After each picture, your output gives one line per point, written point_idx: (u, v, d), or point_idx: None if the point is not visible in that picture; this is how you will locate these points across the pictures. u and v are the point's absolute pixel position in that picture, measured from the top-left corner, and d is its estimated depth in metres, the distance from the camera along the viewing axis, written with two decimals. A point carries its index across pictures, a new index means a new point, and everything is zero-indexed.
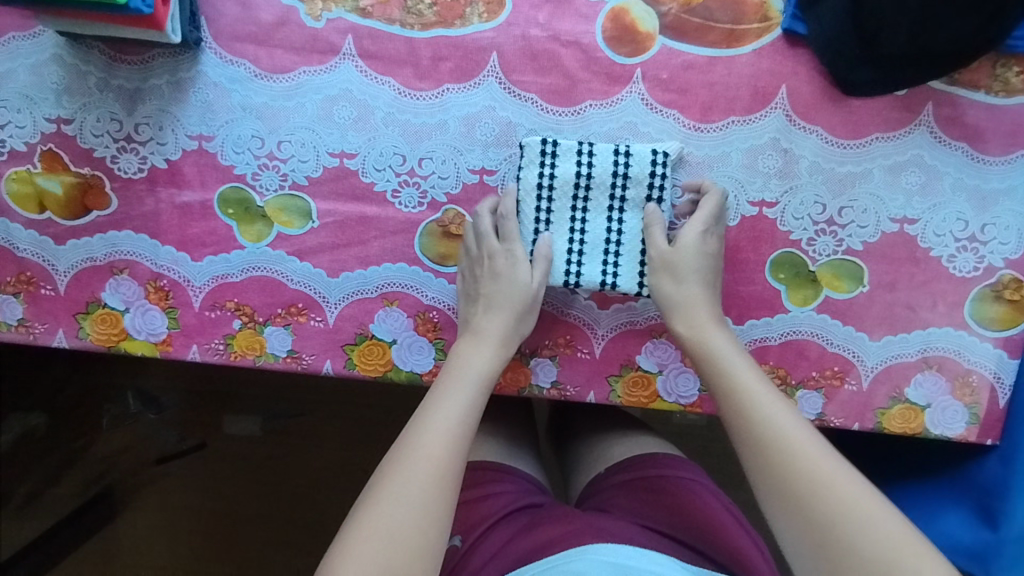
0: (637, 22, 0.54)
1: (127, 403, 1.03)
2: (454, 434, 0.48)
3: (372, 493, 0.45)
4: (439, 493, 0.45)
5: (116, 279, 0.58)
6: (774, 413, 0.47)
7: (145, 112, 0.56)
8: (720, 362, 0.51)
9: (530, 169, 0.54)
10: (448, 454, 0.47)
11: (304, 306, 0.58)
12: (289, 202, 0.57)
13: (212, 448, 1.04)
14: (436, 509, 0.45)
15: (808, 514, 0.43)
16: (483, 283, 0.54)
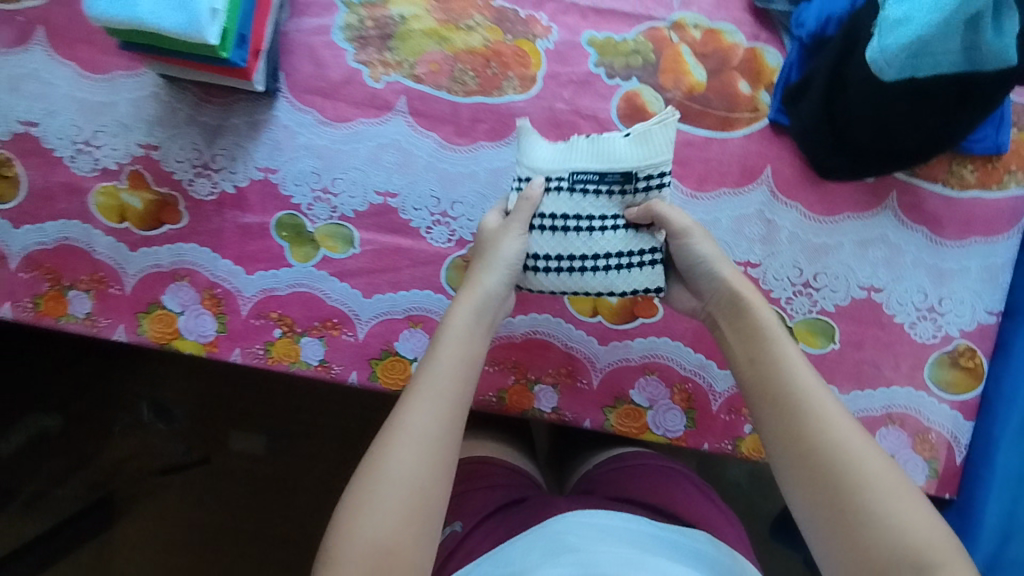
0: (646, 104, 0.64)
1: (140, 413, 1.08)
2: (444, 418, 0.49)
3: (387, 461, 0.47)
4: (436, 468, 0.47)
5: (177, 284, 0.66)
6: (828, 406, 0.48)
7: (223, 145, 0.66)
8: (775, 347, 0.51)
9: (641, 283, 0.56)
10: (445, 429, 0.49)
11: (339, 321, 0.66)
12: (335, 230, 0.66)
13: (217, 463, 1.08)
14: (434, 481, 0.47)
15: (835, 500, 0.45)
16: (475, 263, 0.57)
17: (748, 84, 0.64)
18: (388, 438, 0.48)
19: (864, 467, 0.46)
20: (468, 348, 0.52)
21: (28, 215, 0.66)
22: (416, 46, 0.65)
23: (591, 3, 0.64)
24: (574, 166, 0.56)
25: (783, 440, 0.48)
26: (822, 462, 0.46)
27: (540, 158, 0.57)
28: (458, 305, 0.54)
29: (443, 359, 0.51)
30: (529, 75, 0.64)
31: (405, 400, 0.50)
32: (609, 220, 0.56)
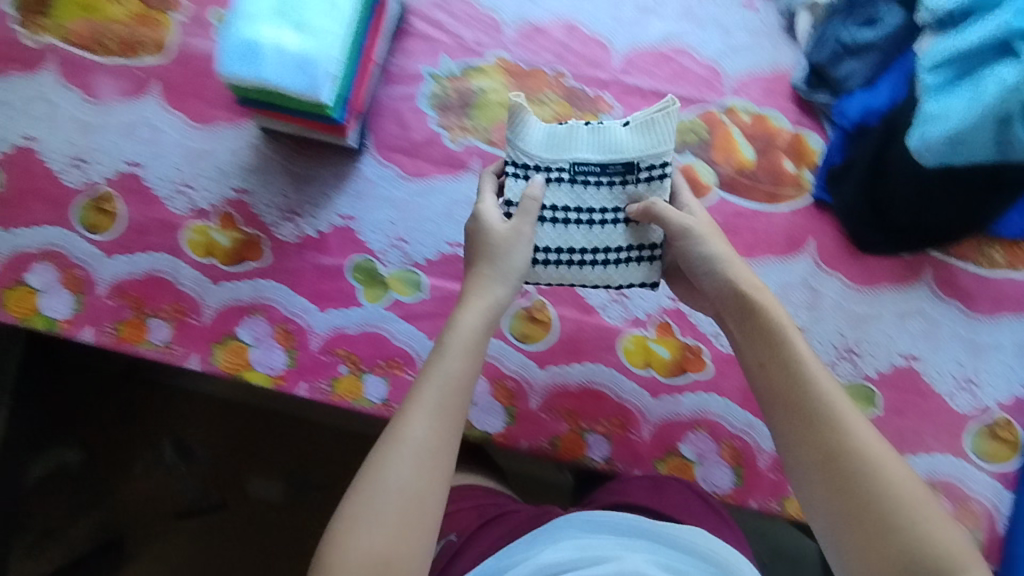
0: (700, 177, 0.70)
1: (163, 452, 1.07)
2: (440, 429, 0.52)
3: (388, 468, 0.50)
4: (433, 475, 0.51)
5: (252, 317, 0.70)
6: (839, 414, 0.51)
7: (310, 192, 0.71)
8: (786, 356, 0.54)
9: (637, 278, 0.62)
10: (442, 440, 0.52)
11: (402, 361, 0.69)
12: (407, 275, 0.71)
13: (233, 509, 1.06)
14: (432, 487, 0.50)
15: (852, 505, 0.48)
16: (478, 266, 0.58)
17: (792, 163, 0.70)
18: (388, 451, 0.51)
19: (883, 472, 0.49)
20: (470, 358, 0.55)
21: (122, 246, 0.71)
22: (494, 114, 0.72)
23: (652, 86, 0.71)
24: (576, 156, 0.60)
25: (802, 447, 0.51)
26: (834, 471, 0.49)
27: (535, 142, 0.60)
28: (466, 310, 0.56)
29: (444, 370, 0.54)
30: None
31: (406, 413, 0.53)
32: (609, 214, 0.61)
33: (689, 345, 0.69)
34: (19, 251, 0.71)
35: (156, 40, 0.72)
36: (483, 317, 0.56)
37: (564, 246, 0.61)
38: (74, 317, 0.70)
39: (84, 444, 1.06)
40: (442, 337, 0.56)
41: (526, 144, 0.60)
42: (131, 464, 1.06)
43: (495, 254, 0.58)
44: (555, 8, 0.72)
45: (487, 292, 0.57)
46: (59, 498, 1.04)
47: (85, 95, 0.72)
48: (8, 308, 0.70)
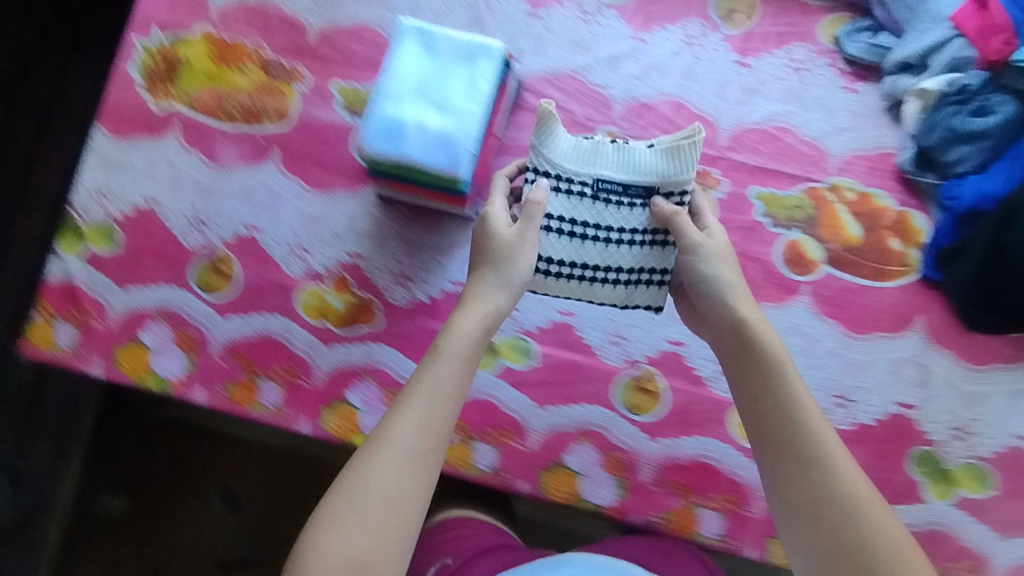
0: (808, 252, 0.72)
1: (210, 501, 1.00)
2: (426, 437, 0.53)
3: (368, 474, 0.51)
4: (415, 482, 0.52)
5: (363, 382, 0.71)
6: (824, 448, 0.52)
7: (423, 259, 0.73)
8: (778, 384, 0.55)
9: (645, 299, 0.64)
10: (428, 447, 0.53)
11: (512, 430, 0.70)
12: (517, 342, 0.72)
13: (279, 564, 0.97)
14: (415, 496, 0.52)
15: (827, 530, 0.50)
16: (480, 270, 0.60)
17: (899, 242, 0.71)
18: (374, 458, 0.52)
19: (858, 504, 0.50)
20: (461, 367, 0.56)
21: (237, 307, 0.72)
22: None
23: (758, 163, 0.73)
24: (599, 173, 0.61)
25: (784, 471, 0.53)
26: (813, 506, 0.51)
27: (561, 153, 0.61)
28: (464, 316, 0.57)
29: (434, 378, 0.55)
30: None
31: (392, 417, 0.54)
32: (626, 234, 0.62)
33: None
34: (134, 310, 0.73)
35: (279, 109, 0.74)
36: (479, 326, 0.57)
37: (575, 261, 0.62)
38: (188, 376, 0.71)
39: (130, 491, 1.00)
40: (436, 343, 0.56)
41: (551, 152, 0.61)
42: (176, 510, 0.99)
43: (500, 259, 0.59)
44: (663, 85, 0.74)
45: (488, 298, 0.58)
46: (103, 546, 0.98)
47: (207, 160, 0.74)
48: (121, 366, 0.72)
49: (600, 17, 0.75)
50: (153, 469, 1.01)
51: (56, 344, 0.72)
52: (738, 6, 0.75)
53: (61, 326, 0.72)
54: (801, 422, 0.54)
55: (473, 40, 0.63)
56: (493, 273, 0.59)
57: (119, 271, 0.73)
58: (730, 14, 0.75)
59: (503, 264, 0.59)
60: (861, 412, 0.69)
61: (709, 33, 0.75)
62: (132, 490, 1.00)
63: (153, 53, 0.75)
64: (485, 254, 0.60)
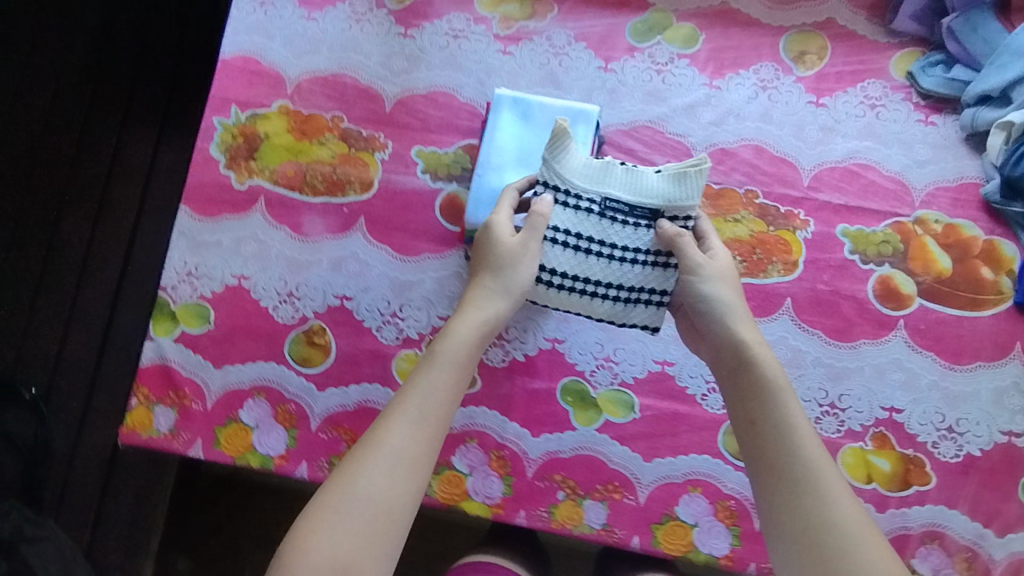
0: (900, 286, 0.72)
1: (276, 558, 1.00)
2: (419, 445, 0.52)
3: (360, 477, 0.49)
4: (405, 494, 0.50)
5: (466, 446, 0.71)
6: (817, 464, 0.52)
7: (516, 317, 0.73)
8: (774, 399, 0.55)
9: (643, 319, 0.63)
10: (420, 454, 0.51)
11: (620, 484, 0.70)
12: (617, 396, 0.72)
13: None
14: (399, 509, 0.49)
15: (814, 549, 0.49)
16: (482, 276, 0.60)
17: (990, 271, 0.72)
18: (368, 459, 0.50)
19: (846, 527, 0.49)
20: (456, 371, 0.55)
21: (334, 378, 0.72)
22: None
23: (843, 202, 0.74)
24: (607, 192, 0.61)
25: (775, 485, 0.52)
26: (807, 518, 0.50)
27: (572, 170, 0.61)
28: (461, 323, 0.57)
29: (430, 381, 0.54)
30: (792, 261, 0.73)
31: (384, 418, 0.53)
32: (629, 254, 0.62)
33: (911, 457, 0.70)
34: (230, 388, 0.72)
35: (362, 179, 0.75)
36: (473, 330, 0.57)
37: (576, 274, 0.62)
38: (289, 453, 0.71)
39: (198, 551, 1.01)
40: (432, 347, 0.56)
41: (564, 166, 0.61)
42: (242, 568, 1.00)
43: (501, 265, 0.60)
44: (741, 130, 0.75)
45: (485, 303, 0.59)
46: None
47: (294, 234, 0.74)
48: (221, 445, 0.71)
49: (672, 67, 0.76)
50: (218, 527, 1.02)
51: (155, 429, 0.72)
52: (809, 48, 0.76)
53: (159, 410, 0.72)
54: (791, 436, 0.53)
55: (570, 106, 0.68)
56: (497, 280, 0.59)
57: (214, 350, 0.73)
58: (801, 56, 0.76)
59: (506, 272, 0.59)
60: (968, 443, 0.70)
61: (783, 76, 0.75)
62: (200, 550, 1.01)
63: (231, 131, 0.76)
64: (490, 262, 0.60)
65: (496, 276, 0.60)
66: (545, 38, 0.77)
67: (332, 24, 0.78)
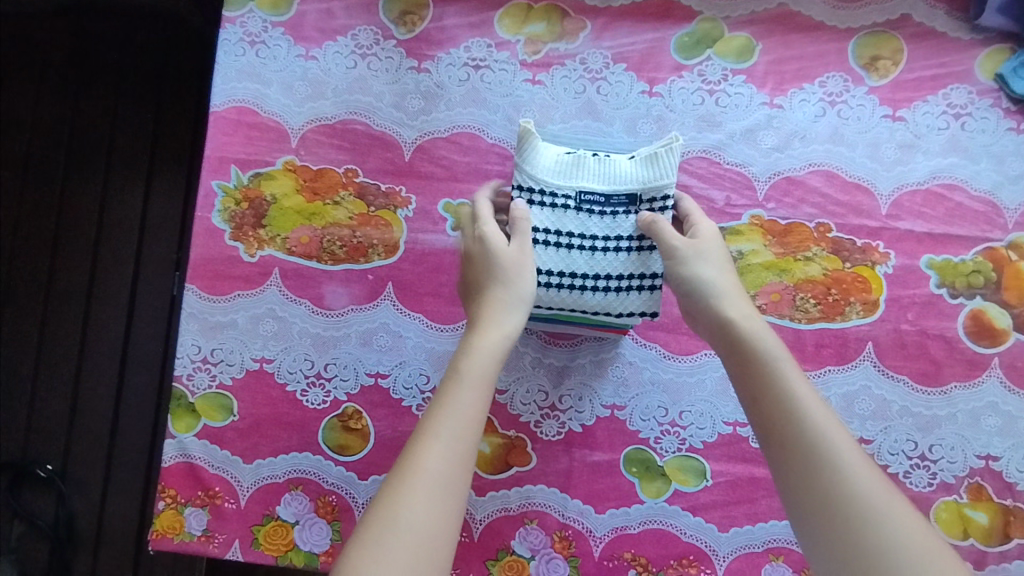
0: (993, 320, 0.64)
1: None
2: (456, 467, 0.44)
3: (392, 506, 0.42)
4: (444, 522, 0.42)
5: (526, 528, 0.65)
6: (830, 433, 0.43)
7: (570, 384, 0.66)
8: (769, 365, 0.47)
9: (638, 306, 0.57)
10: (455, 475, 0.44)
11: (695, 558, 0.64)
12: (685, 462, 0.65)
13: None
14: (442, 541, 0.41)
15: (842, 532, 0.40)
16: (484, 282, 0.53)
17: None
18: (406, 485, 0.43)
19: (874, 501, 0.40)
20: (485, 385, 0.47)
21: (376, 465, 0.66)
22: (756, 279, 0.65)
23: (926, 228, 0.65)
24: (582, 186, 0.57)
25: (790, 468, 0.43)
26: (827, 497, 0.41)
27: (544, 168, 0.57)
28: (478, 337, 0.49)
29: (460, 401, 0.46)
30: (872, 299, 0.65)
31: (416, 442, 0.45)
32: (610, 241, 0.57)
33: (1011, 507, 0.63)
34: (264, 482, 0.67)
35: (386, 241, 0.68)
36: (499, 342, 0.49)
37: (562, 270, 0.56)
38: (334, 549, 0.65)
39: None
40: (455, 364, 0.49)
41: (533, 167, 0.57)
42: None
43: (502, 271, 0.52)
44: (809, 154, 0.66)
45: (495, 312, 0.51)
46: None
47: (317, 307, 0.68)
48: (261, 545, 0.66)
49: (726, 85, 0.67)
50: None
51: (186, 532, 0.66)
52: (881, 52, 0.67)
53: (190, 511, 0.66)
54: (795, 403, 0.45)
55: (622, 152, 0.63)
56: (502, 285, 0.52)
57: (241, 443, 0.67)
58: (873, 62, 0.67)
59: (512, 276, 0.52)
60: None
61: (853, 87, 0.67)
62: None
63: (233, 196, 0.68)
64: (492, 268, 0.53)
65: (500, 282, 0.52)
66: (579, 61, 0.68)
67: (335, 62, 0.69)
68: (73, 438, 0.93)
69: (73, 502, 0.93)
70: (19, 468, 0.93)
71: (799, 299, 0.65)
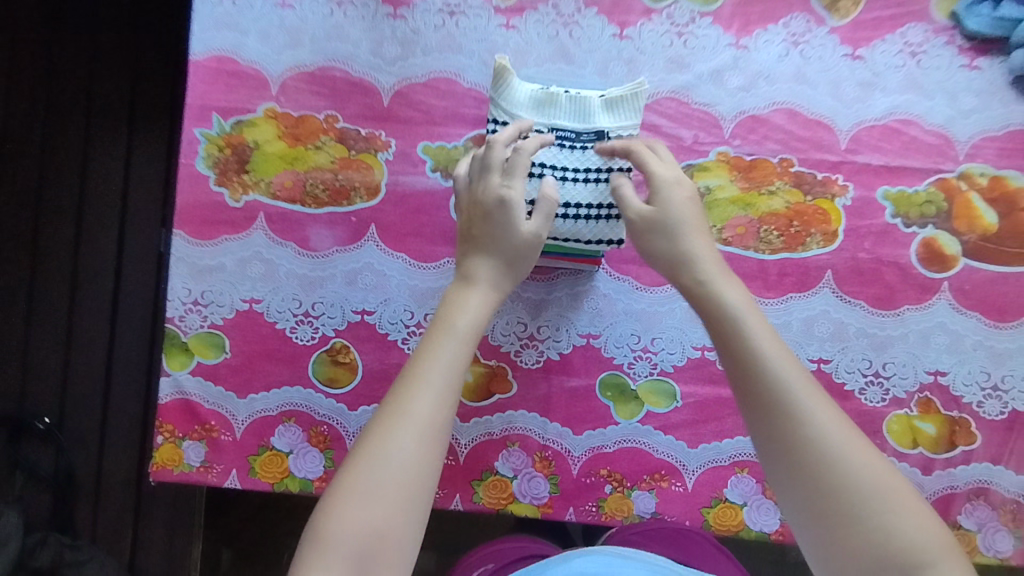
0: (944, 248, 0.68)
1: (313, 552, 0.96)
2: (440, 414, 0.44)
3: (372, 449, 0.42)
4: (424, 465, 0.43)
5: (508, 450, 0.69)
6: (798, 383, 0.44)
7: (547, 316, 0.70)
8: (736, 318, 0.47)
9: (606, 235, 0.61)
10: (438, 423, 0.44)
11: (666, 473, 0.69)
12: (657, 385, 0.70)
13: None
14: (423, 480, 0.42)
15: (810, 483, 0.41)
16: (484, 237, 0.52)
17: None
18: (388, 431, 0.43)
19: (841, 448, 0.41)
20: (472, 337, 0.47)
21: (365, 396, 0.70)
22: (722, 214, 0.69)
23: (882, 161, 0.69)
24: (554, 122, 0.61)
25: (761, 422, 0.44)
26: (797, 450, 0.42)
27: (518, 103, 0.61)
28: (471, 287, 0.50)
29: (447, 349, 0.46)
30: (831, 230, 0.69)
31: (401, 388, 0.45)
32: (571, 172, 0.60)
33: (957, 418, 0.68)
34: (258, 415, 0.71)
35: (368, 184, 0.70)
36: (485, 290, 0.50)
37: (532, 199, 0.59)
38: (328, 474, 0.70)
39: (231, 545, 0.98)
40: (440, 314, 0.49)
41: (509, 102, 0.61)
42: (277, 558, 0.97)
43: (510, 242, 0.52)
44: (772, 92, 0.69)
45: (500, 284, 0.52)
46: None
47: (302, 249, 0.71)
48: (257, 473, 0.70)
49: (693, 27, 0.70)
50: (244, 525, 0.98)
51: (185, 464, 0.70)
52: None
53: (187, 445, 0.70)
54: (763, 355, 0.45)
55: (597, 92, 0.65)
56: (504, 246, 0.52)
57: (235, 379, 0.71)
58: (835, 3, 0.69)
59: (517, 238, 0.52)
60: (1012, 399, 0.68)
61: (815, 28, 0.69)
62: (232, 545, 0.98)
63: (216, 142, 0.71)
64: (500, 231, 0.52)
65: (503, 246, 0.52)
66: (551, 6, 0.70)
67: (312, 10, 0.71)
68: (68, 391, 0.97)
69: (72, 454, 0.96)
70: (16, 423, 0.95)
71: (763, 232, 0.69)
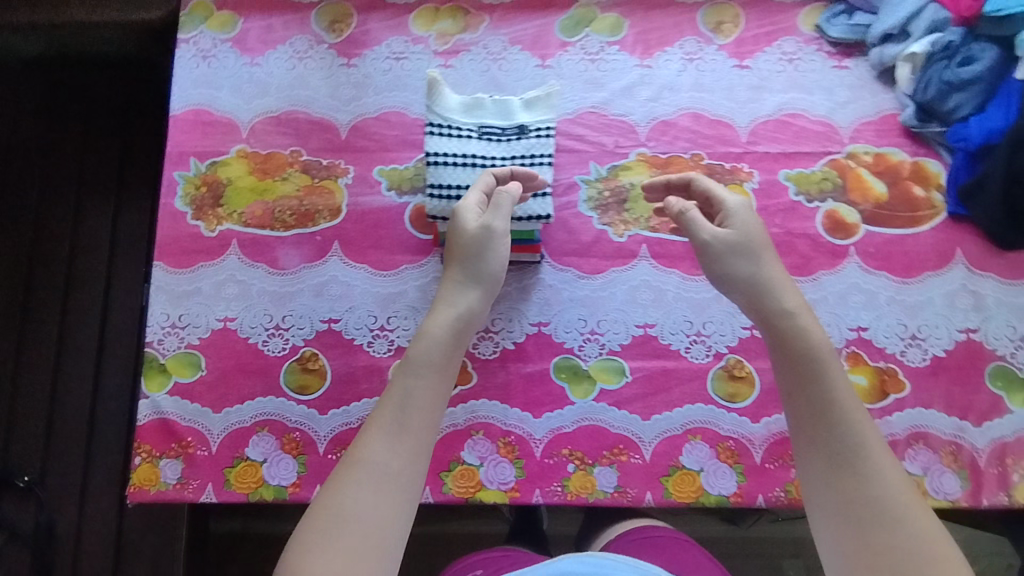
0: (845, 217, 0.77)
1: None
2: (400, 458, 0.52)
3: (341, 492, 0.50)
4: (390, 502, 0.50)
5: (473, 439, 0.73)
6: (868, 435, 0.52)
7: (500, 309, 0.76)
8: (820, 371, 0.55)
9: (536, 210, 0.71)
10: (403, 466, 0.52)
11: (624, 446, 0.72)
12: (607, 363, 0.75)
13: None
14: (387, 517, 0.50)
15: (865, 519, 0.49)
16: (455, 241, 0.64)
17: (921, 189, 0.77)
18: (352, 476, 0.51)
19: (895, 497, 0.50)
20: (433, 376, 0.56)
21: (334, 399, 0.74)
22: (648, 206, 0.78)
23: (780, 149, 0.79)
24: (482, 122, 0.73)
25: (833, 457, 0.52)
26: (857, 489, 0.50)
27: (450, 107, 0.72)
28: (432, 318, 0.59)
29: (409, 390, 0.55)
30: None
31: (362, 435, 0.53)
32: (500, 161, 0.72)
33: (884, 368, 0.73)
34: (233, 428, 0.74)
35: (330, 206, 0.79)
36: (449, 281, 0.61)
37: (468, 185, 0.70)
38: (301, 479, 0.72)
39: None
40: (410, 348, 0.57)
41: (442, 106, 0.72)
42: None
43: (469, 244, 0.62)
44: (677, 101, 0.80)
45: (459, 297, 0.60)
46: None
47: (272, 269, 0.77)
48: (232, 485, 0.72)
49: (603, 54, 0.82)
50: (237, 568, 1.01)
51: (163, 482, 0.72)
52: (724, 18, 0.83)
53: (165, 463, 0.73)
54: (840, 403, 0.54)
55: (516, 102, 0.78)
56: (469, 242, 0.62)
57: (210, 395, 0.75)
58: (718, 26, 0.82)
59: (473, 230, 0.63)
60: (931, 346, 0.73)
61: (705, 47, 0.82)
62: None
63: (193, 182, 0.79)
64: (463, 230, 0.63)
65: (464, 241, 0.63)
66: (481, 47, 0.82)
67: (277, 66, 0.82)
68: (50, 446, 0.99)
69: (54, 510, 0.97)
70: None
71: None
